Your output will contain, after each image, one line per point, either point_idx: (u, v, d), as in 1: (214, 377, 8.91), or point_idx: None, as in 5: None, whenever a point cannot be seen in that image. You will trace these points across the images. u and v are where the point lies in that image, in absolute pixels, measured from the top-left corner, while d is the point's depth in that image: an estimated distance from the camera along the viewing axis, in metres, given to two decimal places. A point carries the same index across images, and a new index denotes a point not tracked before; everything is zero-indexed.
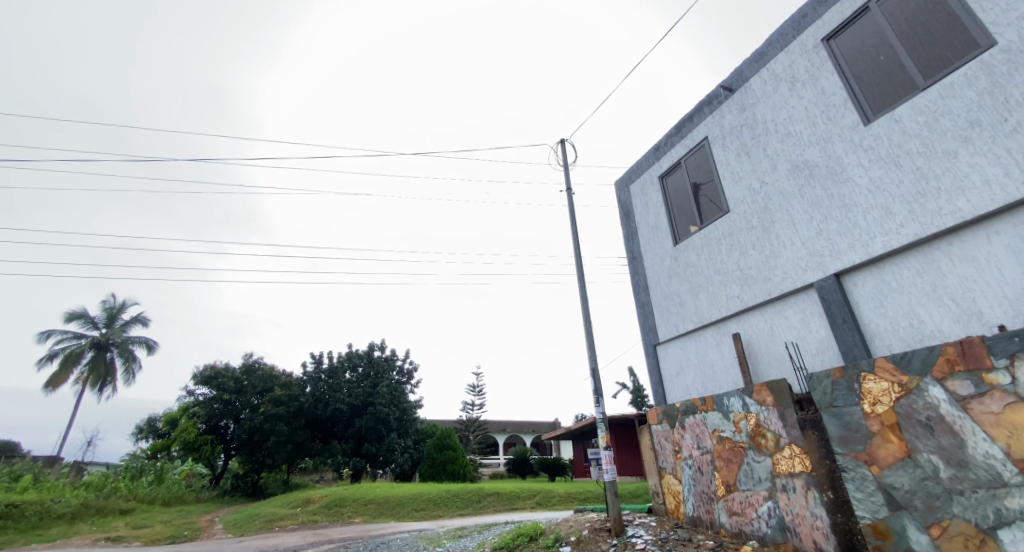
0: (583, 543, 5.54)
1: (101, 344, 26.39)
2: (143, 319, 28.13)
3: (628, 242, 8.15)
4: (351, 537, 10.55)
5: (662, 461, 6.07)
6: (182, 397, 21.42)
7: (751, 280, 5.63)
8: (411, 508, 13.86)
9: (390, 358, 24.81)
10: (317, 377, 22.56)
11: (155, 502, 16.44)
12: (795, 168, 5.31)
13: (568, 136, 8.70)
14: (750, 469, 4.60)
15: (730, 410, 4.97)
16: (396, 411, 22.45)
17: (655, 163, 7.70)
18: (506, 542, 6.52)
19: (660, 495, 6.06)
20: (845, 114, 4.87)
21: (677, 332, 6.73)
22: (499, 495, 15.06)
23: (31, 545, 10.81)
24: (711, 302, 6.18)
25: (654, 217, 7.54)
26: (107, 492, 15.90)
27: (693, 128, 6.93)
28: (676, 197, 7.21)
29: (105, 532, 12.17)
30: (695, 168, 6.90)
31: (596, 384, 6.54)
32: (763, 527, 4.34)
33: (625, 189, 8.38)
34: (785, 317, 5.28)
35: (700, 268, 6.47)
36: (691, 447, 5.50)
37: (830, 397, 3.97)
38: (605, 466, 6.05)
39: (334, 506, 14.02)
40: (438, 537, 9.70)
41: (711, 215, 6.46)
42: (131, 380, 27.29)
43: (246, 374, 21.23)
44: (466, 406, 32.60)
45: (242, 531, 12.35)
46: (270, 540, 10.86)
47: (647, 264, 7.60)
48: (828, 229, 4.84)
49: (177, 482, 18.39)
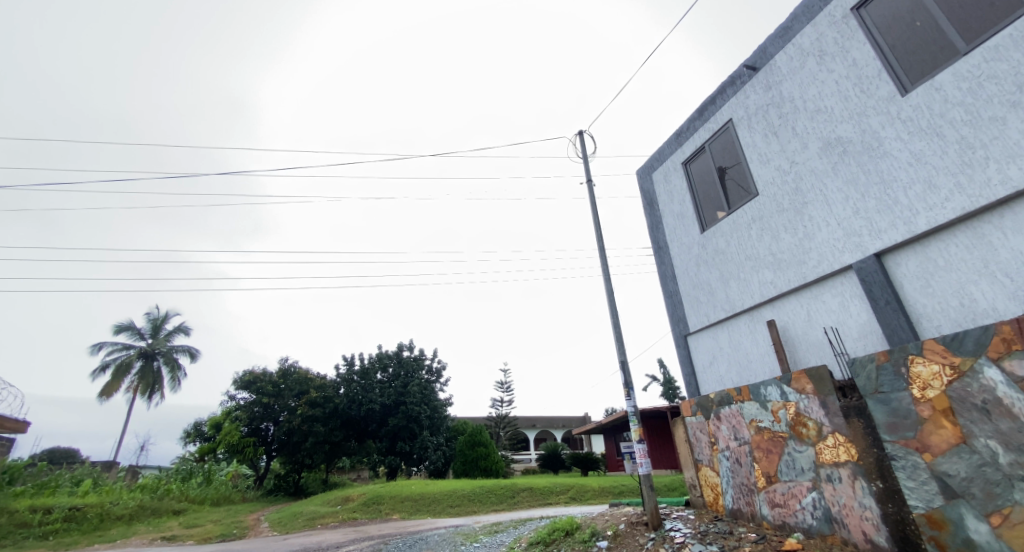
0: (620, 537, 5.50)
1: (148, 353, 27.65)
2: (185, 329, 29.34)
3: (652, 232, 8.01)
4: (390, 534, 10.78)
5: (698, 453, 5.95)
6: (224, 402, 22.26)
7: (785, 264, 5.44)
8: (447, 505, 14.07)
9: (419, 357, 25.14)
10: (350, 379, 23.06)
11: (204, 503, 17.20)
12: (827, 146, 5.09)
13: (586, 128, 8.58)
14: (791, 460, 4.45)
15: (768, 400, 4.82)
16: (427, 409, 22.81)
17: (677, 149, 7.52)
18: (542, 537, 6.54)
19: (697, 488, 5.94)
20: (880, 85, 4.62)
21: (709, 321, 6.58)
22: (533, 490, 15.13)
23: (95, 545, 11.52)
24: (743, 290, 6.01)
25: (679, 205, 7.38)
26: (161, 493, 16.75)
27: (716, 111, 6.72)
28: (701, 182, 7.02)
29: (161, 532, 12.84)
30: (720, 152, 6.70)
31: (627, 377, 6.45)
32: (809, 519, 4.20)
33: (647, 177, 8.24)
34: (823, 301, 5.07)
35: (730, 255, 6.28)
36: (727, 438, 5.36)
37: (875, 383, 3.80)
38: (639, 460, 5.97)
39: (372, 503, 14.35)
40: (474, 532, 9.82)
41: (740, 199, 6.26)
42: (177, 386, 28.47)
43: (283, 377, 21.88)
44: (495, 403, 32.78)
45: (286, 530, 12.79)
46: (313, 537, 11.24)
47: (674, 253, 7.43)
48: (866, 208, 4.62)
49: (223, 483, 19.17)
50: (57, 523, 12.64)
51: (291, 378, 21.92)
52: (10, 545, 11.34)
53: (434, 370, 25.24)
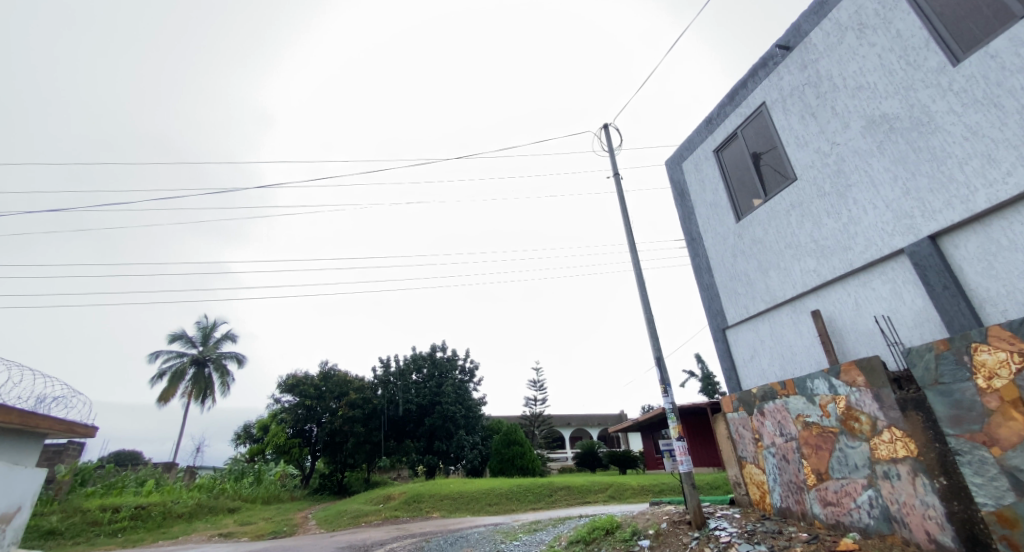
0: (663, 536, 5.38)
1: (200, 360, 29.17)
2: (232, 335, 30.78)
3: (685, 223, 7.80)
4: (431, 532, 10.96)
5: (741, 450, 5.75)
6: (270, 405, 23.23)
7: (829, 251, 5.18)
8: (485, 503, 14.19)
9: (452, 358, 25.45)
10: (387, 380, 23.61)
11: (256, 501, 17.99)
12: (871, 124, 4.81)
13: (611, 121, 8.45)
14: (843, 456, 4.24)
15: (816, 394, 4.61)
16: (462, 409, 23.09)
17: (708, 137, 7.30)
18: (581, 536, 6.48)
19: (743, 486, 5.74)
20: (928, 56, 4.33)
21: (748, 313, 6.35)
22: (571, 489, 15.06)
23: (159, 542, 12.24)
24: (784, 280, 5.76)
25: (712, 195, 7.16)
26: (216, 492, 17.67)
27: (748, 95, 6.47)
28: (735, 170, 6.78)
29: (217, 529, 13.50)
30: (753, 137, 6.44)
31: (663, 373, 6.31)
32: (865, 518, 3.99)
33: (677, 168, 8.03)
34: (873, 288, 4.79)
35: (768, 243, 6.03)
36: (773, 434, 5.16)
37: (934, 374, 3.57)
38: (679, 458, 5.82)
39: (413, 502, 14.64)
40: (514, 530, 9.86)
41: (777, 185, 6.00)
42: (228, 391, 29.87)
43: (324, 380, 22.59)
44: (529, 402, 32.80)
45: (333, 527, 13.23)
46: (358, 535, 11.56)
47: (708, 245, 7.21)
48: (917, 187, 4.34)
49: (272, 483, 20.02)
50: (125, 521, 13.52)
51: (332, 380, 22.65)
52: (83, 542, 12.23)
53: (468, 369, 25.46)
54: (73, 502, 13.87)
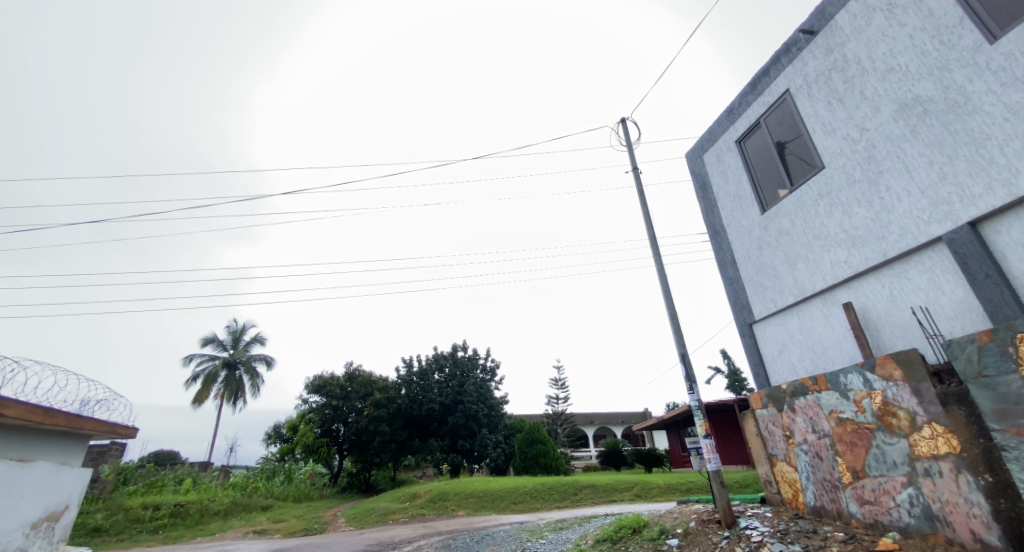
0: (691, 535, 5.29)
1: (231, 362, 30.06)
2: (261, 338, 31.64)
3: (707, 216, 7.64)
4: (458, 529, 11.06)
5: (772, 448, 5.60)
6: (299, 406, 23.79)
7: (861, 241, 4.99)
8: (509, 502, 14.22)
9: (474, 357, 25.56)
10: (410, 380, 23.89)
11: (287, 499, 18.46)
12: (903, 108, 4.61)
13: (629, 114, 8.34)
14: (881, 453, 4.09)
15: (850, 389, 4.46)
16: (485, 407, 23.22)
17: (729, 128, 7.13)
18: (608, 535, 6.43)
19: (774, 484, 5.59)
20: (963, 35, 4.14)
21: (776, 307, 6.18)
22: (596, 487, 14.96)
23: (197, 539, 12.70)
24: (813, 272, 5.59)
25: (735, 186, 6.99)
26: (250, 491, 18.22)
27: (771, 83, 6.29)
28: (759, 160, 6.60)
29: (251, 526, 13.93)
30: (777, 125, 6.26)
31: (688, 370, 6.20)
32: (905, 516, 3.84)
33: (698, 160, 7.87)
34: (908, 279, 4.59)
35: (796, 234, 5.86)
36: (805, 431, 5.02)
37: (978, 366, 3.40)
38: (707, 456, 5.72)
39: (439, 499, 14.78)
40: (540, 528, 9.85)
41: (803, 174, 5.82)
42: (258, 392, 30.71)
43: (349, 380, 23.02)
44: (552, 400, 32.72)
45: (361, 525, 13.48)
46: (385, 532, 11.74)
47: (732, 237, 7.05)
48: (955, 171, 4.15)
49: (302, 481, 20.51)
50: (165, 518, 14.06)
51: (357, 381, 23.06)
52: (127, 538, 12.78)
53: (489, 368, 25.53)
54: (116, 501, 14.51)
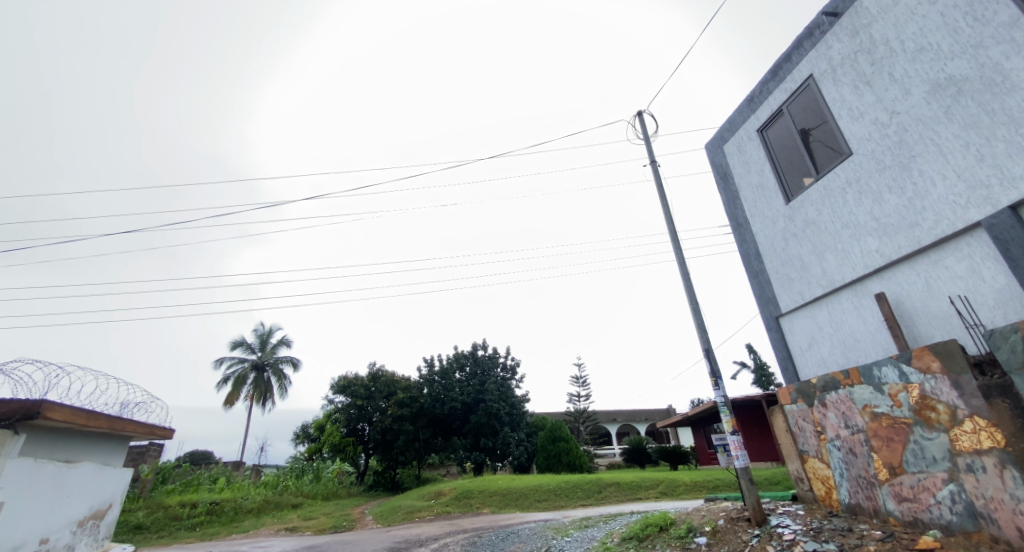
0: (720, 534, 5.20)
1: (259, 364, 30.88)
2: (287, 341, 32.41)
3: (729, 208, 7.48)
4: (483, 527, 11.11)
5: (803, 444, 5.46)
6: (325, 406, 24.29)
7: (893, 229, 4.81)
8: (534, 500, 14.23)
9: (494, 355, 25.62)
10: (432, 379, 24.11)
11: (316, 497, 18.88)
12: (935, 89, 4.43)
13: (645, 107, 8.23)
14: (919, 449, 3.94)
15: (884, 382, 4.31)
16: (506, 406, 23.28)
17: (750, 116, 6.95)
18: (634, 533, 6.37)
19: (805, 481, 5.44)
20: (998, 10, 3.98)
21: (803, 300, 6.01)
22: (620, 485, 14.84)
23: (232, 535, 13.14)
24: (842, 262, 5.41)
25: (758, 176, 6.82)
26: (281, 489, 18.73)
27: (793, 69, 6.11)
28: (782, 148, 6.42)
29: (283, 524, 14.31)
30: (801, 112, 6.07)
31: (713, 365, 6.09)
32: (947, 514, 3.69)
33: (718, 151, 7.70)
34: (945, 267, 4.40)
35: (823, 224, 5.69)
36: (837, 427, 4.87)
37: (1023, 356, 3.24)
38: (734, 453, 5.61)
39: (463, 497, 14.90)
40: (565, 526, 9.84)
41: (830, 162, 5.64)
42: (286, 393, 31.47)
43: (373, 380, 23.40)
44: (573, 398, 32.59)
45: (388, 523, 13.71)
46: (412, 530, 11.89)
47: (756, 229, 6.89)
48: (994, 153, 3.96)
49: (330, 480, 20.95)
50: (202, 516, 14.57)
51: (380, 381, 23.40)
52: (167, 535, 13.29)
53: (510, 366, 25.56)
54: (156, 499, 15.11)
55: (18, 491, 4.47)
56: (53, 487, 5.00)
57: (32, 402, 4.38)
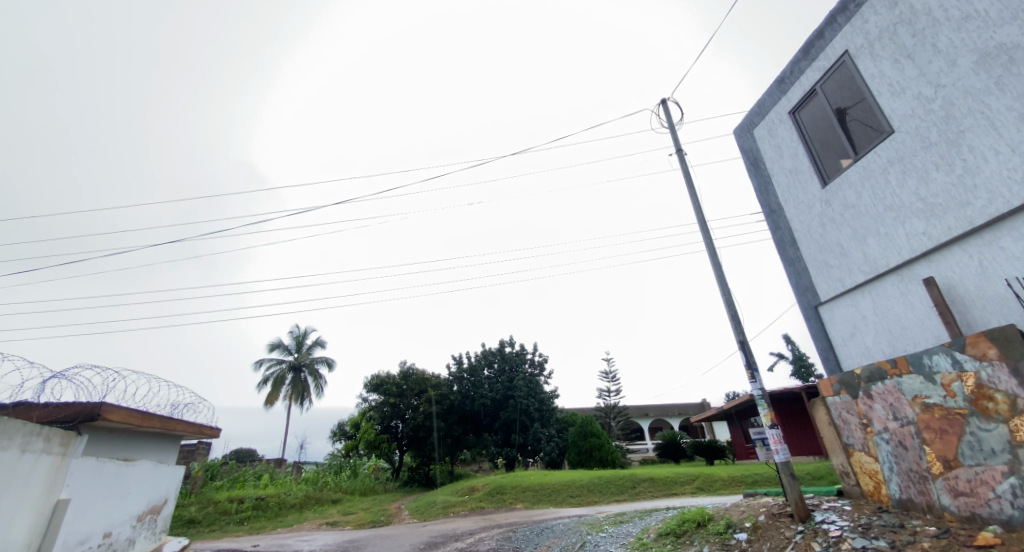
0: (762, 529, 5.07)
1: (297, 365, 31.96)
2: (322, 342, 33.43)
3: (761, 195, 7.24)
4: (517, 522, 11.17)
5: (847, 437, 5.24)
6: (359, 404, 24.92)
7: (942, 209, 4.55)
8: (567, 495, 14.23)
9: (522, 352, 25.67)
10: (461, 376, 24.38)
11: (355, 493, 19.46)
12: (984, 58, 4.21)
13: (669, 95, 8.06)
14: (975, 441, 3.73)
15: (936, 371, 4.10)
16: (536, 402, 23.31)
17: (781, 98, 6.69)
18: (671, 528, 6.28)
19: (851, 476, 5.23)
20: None
21: (844, 287, 5.77)
22: (654, 480, 14.65)
23: (278, 529, 13.68)
24: (886, 246, 5.16)
25: (791, 160, 6.57)
26: (321, 484, 19.39)
27: (826, 46, 5.84)
28: (816, 130, 6.16)
29: (324, 518, 14.81)
30: (836, 91, 5.80)
31: (748, 357, 5.92)
32: (1007, 508, 3.47)
33: (748, 136, 7.45)
34: (1001, 248, 4.12)
35: (863, 207, 5.43)
36: (884, 419, 4.66)
37: None
38: (774, 447, 5.45)
39: (496, 493, 15.04)
40: (599, 521, 9.80)
41: (869, 141, 5.37)
42: (322, 392, 32.44)
43: (404, 378, 23.87)
44: (603, 393, 32.31)
45: (424, 517, 13.97)
46: (447, 525, 12.08)
47: (791, 215, 6.64)
48: None
49: (367, 476, 21.52)
50: (249, 511, 15.25)
51: (411, 379, 23.83)
52: (218, 528, 13.99)
53: (539, 362, 25.55)
54: (207, 495, 15.92)
55: (84, 487, 4.79)
56: (114, 484, 5.32)
57: (92, 405, 4.67)
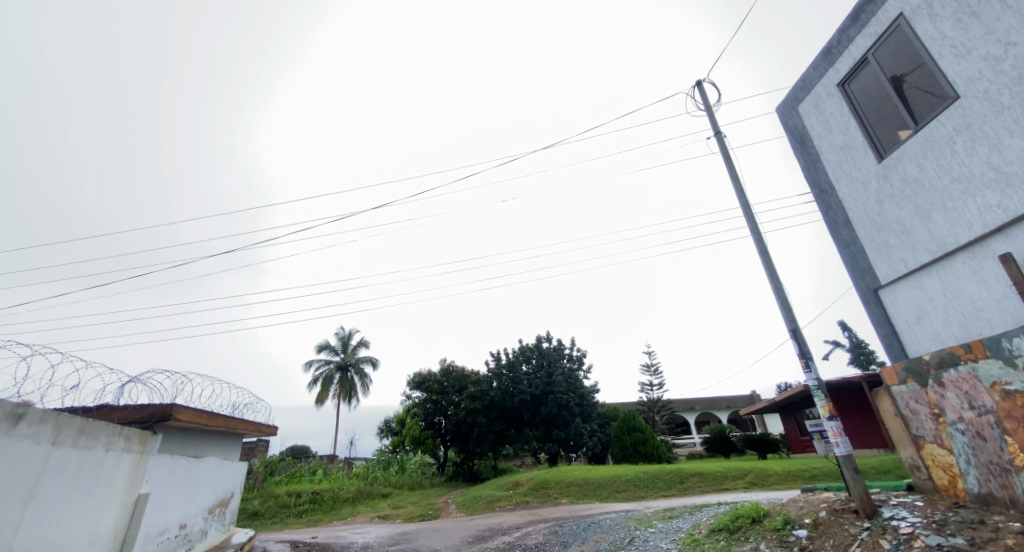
0: (823, 526, 4.83)
1: (343, 365, 33.17)
2: (366, 342, 34.55)
3: (810, 174, 6.85)
4: (563, 517, 11.15)
5: (917, 429, 4.90)
6: (404, 402, 25.60)
7: (1019, 177, 4.18)
8: (612, 490, 14.09)
9: (560, 347, 25.55)
10: (500, 372, 24.61)
11: (403, 487, 20.06)
12: None
13: (705, 75, 7.77)
14: None
15: (1016, 355, 3.79)
16: (576, 397, 23.18)
17: (828, 70, 6.31)
18: (724, 524, 6.10)
19: (923, 470, 4.87)
20: None
21: (908, 268, 5.38)
22: (703, 475, 14.25)
23: (333, 522, 14.30)
24: (954, 222, 4.77)
25: (841, 135, 6.19)
26: (371, 479, 20.13)
27: (877, 11, 5.46)
28: (870, 101, 5.76)
29: (376, 512, 15.35)
30: (891, 58, 5.41)
31: (802, 346, 5.64)
32: None
33: (793, 113, 7.07)
34: None
35: (926, 181, 5.05)
36: (959, 408, 4.33)
37: None
38: (833, 440, 5.17)
39: (541, 488, 15.10)
40: (647, 516, 9.65)
41: (931, 109, 4.99)
42: (368, 390, 33.54)
43: (444, 375, 24.30)
44: (646, 387, 31.68)
45: (470, 512, 14.22)
46: (493, 519, 12.23)
47: (844, 194, 6.25)
48: None
49: (414, 471, 22.13)
50: (306, 504, 16.02)
51: (451, 375, 24.27)
52: (279, 521, 14.80)
53: (577, 356, 25.34)
54: (267, 489, 16.89)
55: (162, 482, 5.19)
56: (186, 479, 5.72)
57: (165, 407, 5.04)
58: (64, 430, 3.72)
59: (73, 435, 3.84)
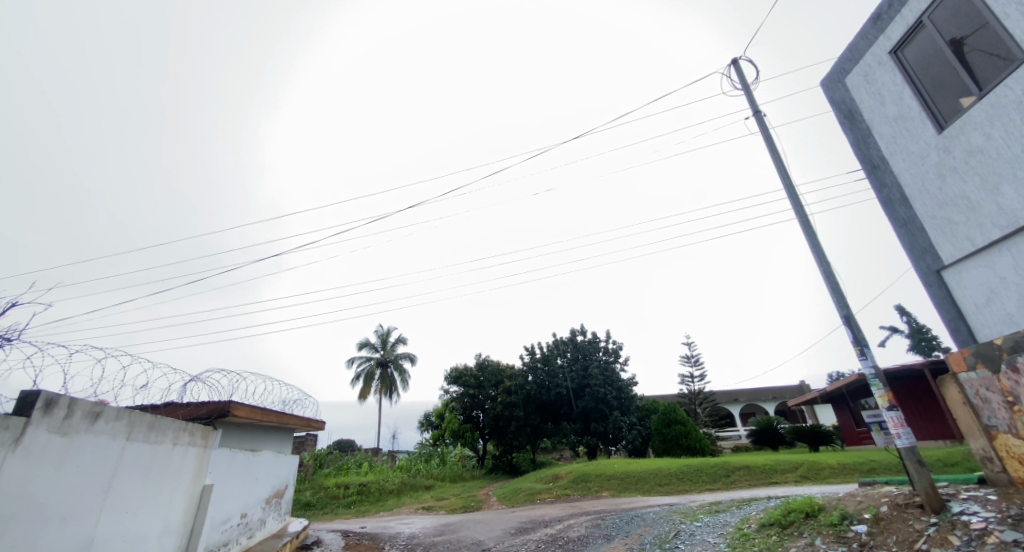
0: (885, 521, 4.58)
1: (383, 361, 34.11)
2: (403, 339, 35.39)
3: (860, 150, 6.44)
4: (604, 510, 11.09)
5: (988, 418, 4.55)
6: (442, 397, 26.08)
7: None
8: (654, 483, 13.90)
9: (595, 339, 25.30)
10: (535, 366, 24.65)
11: (445, 479, 20.51)
12: None
13: (741, 53, 7.44)
14: None
15: None
16: (614, 389, 22.92)
17: (878, 37, 5.90)
18: (775, 519, 5.88)
19: (995, 461, 4.52)
20: None
21: (975, 245, 4.98)
22: (750, 468, 13.81)
23: (380, 513, 14.82)
24: None
25: (895, 106, 5.78)
26: (414, 471, 20.71)
27: None
28: (927, 68, 5.36)
29: (420, 503, 15.80)
30: (951, 19, 5.01)
31: (856, 333, 5.34)
32: None
33: (839, 86, 6.66)
34: None
35: (993, 150, 4.65)
36: None
37: None
38: (894, 431, 4.88)
39: (581, 481, 15.07)
40: (693, 510, 9.43)
41: (999, 72, 4.61)
42: (408, 386, 34.36)
43: (481, 370, 24.54)
44: (686, 378, 30.91)
45: (511, 504, 14.38)
46: (535, 511, 12.29)
47: (900, 169, 5.85)
48: None
49: (455, 463, 22.59)
50: (354, 495, 16.66)
51: (487, 370, 24.47)
52: (329, 511, 15.44)
53: (614, 349, 25.01)
54: (318, 481, 17.71)
55: (224, 474, 5.51)
56: (245, 471, 6.06)
57: (222, 403, 5.35)
58: (136, 426, 4.00)
59: (144, 430, 4.12)
